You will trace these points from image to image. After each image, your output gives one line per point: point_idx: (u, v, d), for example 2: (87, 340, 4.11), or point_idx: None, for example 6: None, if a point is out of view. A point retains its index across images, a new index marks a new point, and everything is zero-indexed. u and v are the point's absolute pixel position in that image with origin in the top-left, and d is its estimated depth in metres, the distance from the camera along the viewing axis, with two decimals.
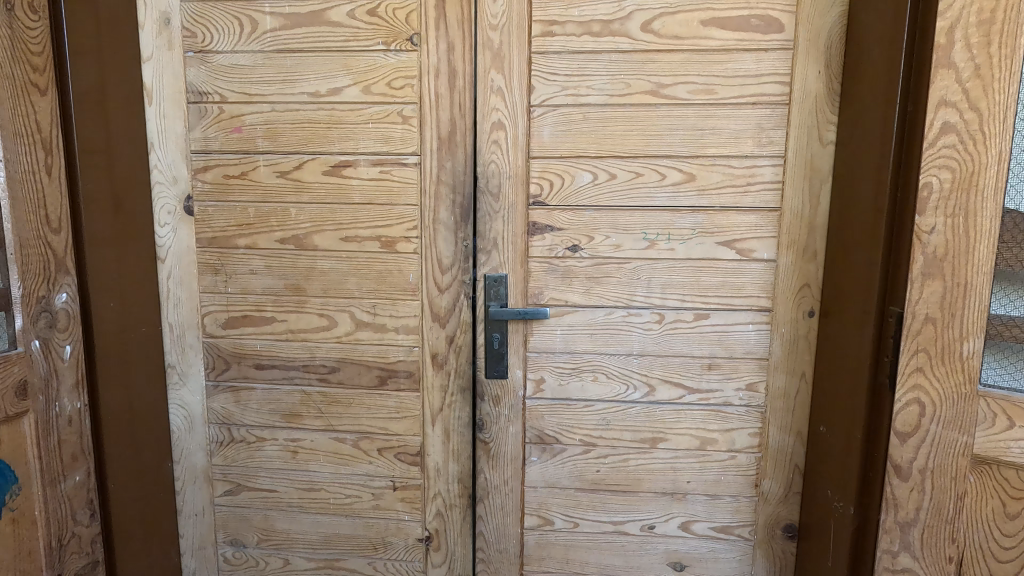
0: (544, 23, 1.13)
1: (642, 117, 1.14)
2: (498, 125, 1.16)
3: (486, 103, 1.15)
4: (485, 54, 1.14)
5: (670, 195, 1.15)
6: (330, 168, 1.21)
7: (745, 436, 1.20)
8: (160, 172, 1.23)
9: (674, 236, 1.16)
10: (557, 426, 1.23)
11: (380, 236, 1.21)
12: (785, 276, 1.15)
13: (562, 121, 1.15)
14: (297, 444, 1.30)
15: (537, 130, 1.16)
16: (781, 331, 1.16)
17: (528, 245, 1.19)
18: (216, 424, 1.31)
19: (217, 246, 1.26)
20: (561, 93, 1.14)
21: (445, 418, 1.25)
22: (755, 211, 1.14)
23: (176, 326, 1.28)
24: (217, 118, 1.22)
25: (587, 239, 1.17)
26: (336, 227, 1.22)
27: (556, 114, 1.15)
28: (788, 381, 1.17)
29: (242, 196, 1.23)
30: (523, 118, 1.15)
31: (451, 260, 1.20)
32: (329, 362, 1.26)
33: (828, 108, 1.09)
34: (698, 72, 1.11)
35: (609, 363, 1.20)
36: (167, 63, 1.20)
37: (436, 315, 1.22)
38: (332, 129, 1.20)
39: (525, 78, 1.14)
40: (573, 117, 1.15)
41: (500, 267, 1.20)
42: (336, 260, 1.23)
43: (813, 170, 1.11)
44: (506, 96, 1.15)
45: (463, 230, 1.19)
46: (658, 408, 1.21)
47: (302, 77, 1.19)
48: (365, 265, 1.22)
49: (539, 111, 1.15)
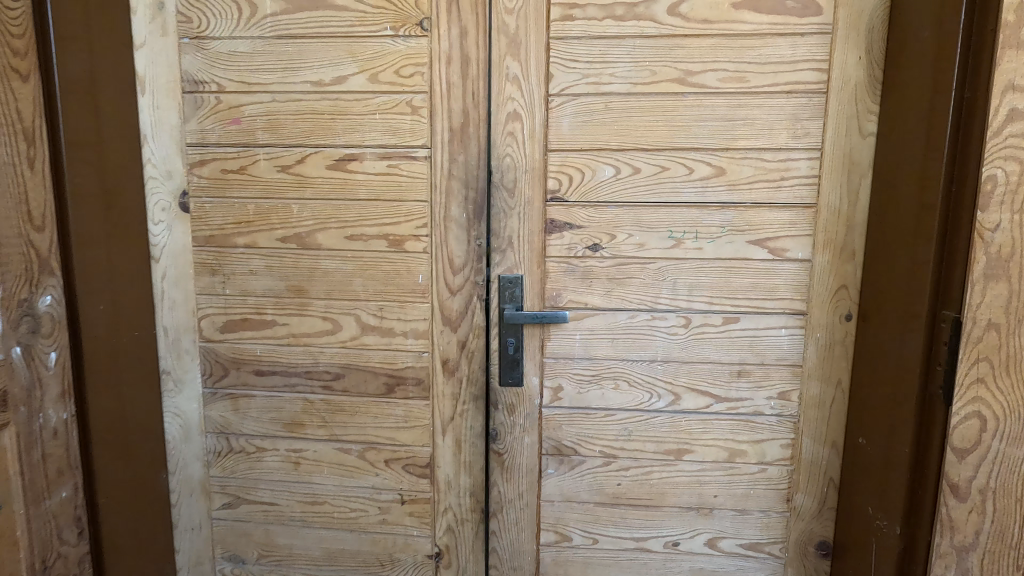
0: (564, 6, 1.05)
1: (669, 107, 1.06)
2: (513, 116, 1.09)
3: (502, 91, 1.08)
4: (500, 39, 1.07)
5: (699, 190, 1.08)
6: (335, 162, 1.13)
7: (777, 447, 1.13)
8: (154, 167, 1.16)
9: (703, 235, 1.08)
10: (575, 437, 1.16)
11: (388, 234, 1.14)
12: (821, 277, 1.07)
13: (581, 111, 1.08)
14: (299, 454, 1.22)
15: (556, 121, 1.08)
16: (816, 336, 1.09)
17: (545, 244, 1.11)
18: (214, 434, 1.24)
19: (215, 245, 1.18)
20: (581, 81, 1.07)
21: (456, 428, 1.17)
22: (789, 207, 1.07)
23: (171, 330, 1.21)
24: (214, 108, 1.15)
25: (609, 237, 1.10)
26: (342, 224, 1.15)
27: (577, 103, 1.08)
28: (823, 388, 1.10)
29: (241, 192, 1.16)
30: (542, 108, 1.08)
31: (463, 260, 1.13)
32: (333, 369, 1.19)
33: (869, 97, 1.02)
34: (729, 58, 1.04)
35: (632, 370, 1.13)
36: (162, 50, 1.13)
37: (447, 318, 1.14)
38: (336, 121, 1.12)
39: (543, 65, 1.07)
40: (593, 107, 1.07)
41: (516, 267, 1.12)
42: (341, 259, 1.15)
43: (851, 163, 1.04)
44: (523, 85, 1.08)
45: (477, 228, 1.12)
46: (684, 418, 1.14)
47: (305, 64, 1.11)
48: (372, 265, 1.15)
49: (558, 100, 1.08)
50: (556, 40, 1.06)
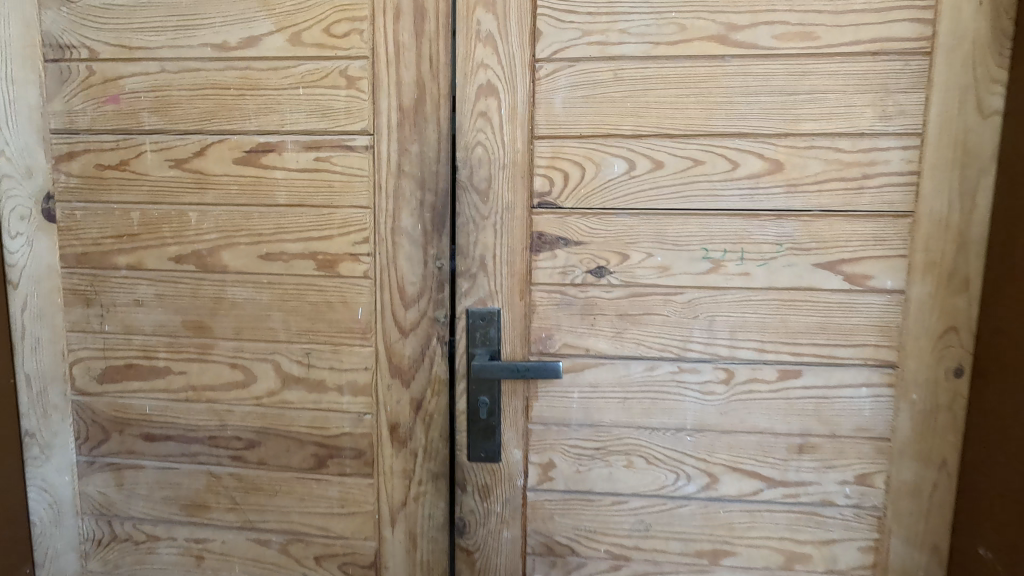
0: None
1: (704, 75, 0.76)
2: (485, 90, 0.78)
3: (470, 56, 0.78)
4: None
5: (746, 192, 0.77)
6: (244, 154, 0.83)
7: (853, 551, 0.81)
8: (8, 161, 0.86)
9: (750, 255, 0.78)
10: (572, 532, 0.84)
11: (316, 253, 0.83)
12: (920, 315, 0.76)
13: (580, 83, 0.77)
14: (201, 545, 0.91)
15: (546, 97, 0.78)
16: (911, 398, 0.77)
17: (530, 267, 0.81)
18: (92, 516, 0.93)
19: (88, 266, 0.88)
20: (580, 40, 0.77)
21: (409, 517, 0.86)
22: (874, 217, 0.76)
23: (34, 378, 0.91)
24: (85, 82, 0.85)
25: (619, 258, 0.79)
26: (254, 239, 0.84)
27: (574, 71, 0.77)
28: (920, 471, 0.78)
29: (122, 195, 0.86)
30: (525, 78, 0.78)
31: (417, 289, 0.82)
32: (245, 434, 0.88)
33: (992, 58, 0.71)
34: (789, 6, 0.74)
35: (650, 442, 0.82)
36: (16, 4, 0.84)
37: (396, 368, 0.83)
38: (246, 98, 0.82)
39: (527, 18, 0.77)
40: (597, 76, 0.77)
41: (490, 299, 0.82)
42: (254, 287, 0.85)
43: (965, 154, 0.73)
44: (498, 46, 0.77)
45: (436, 245, 0.82)
46: (723, 508, 0.82)
47: (204, 22, 0.82)
48: (295, 295, 0.84)
49: (548, 67, 0.77)
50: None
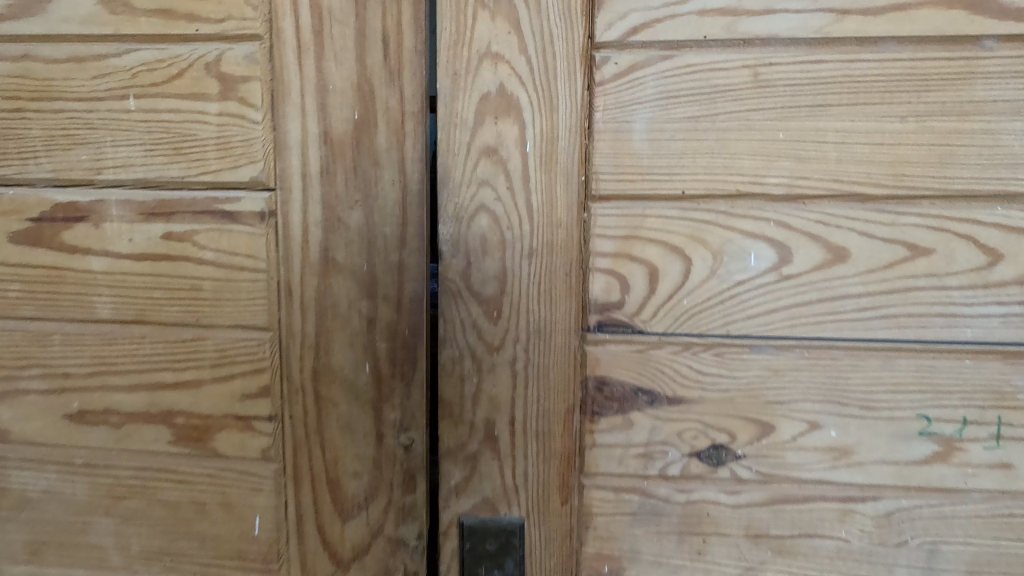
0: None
1: (938, 78, 0.37)
2: (496, 108, 0.40)
3: (466, 36, 0.39)
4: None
5: (1013, 312, 0.39)
6: (29, 225, 0.43)
7: None
8: None
9: (1013, 430, 0.40)
10: None
11: (173, 413, 0.44)
12: None
13: (684, 92, 0.39)
14: None
15: (616, 120, 0.39)
16: None
17: (581, 444, 0.43)
18: None
19: None
20: (685, 5, 0.38)
21: None
22: None
23: None
24: None
25: (753, 431, 0.42)
26: (57, 385, 0.44)
27: (673, 68, 0.38)
28: None
29: None
30: (576, 85, 0.39)
31: (366, 483, 0.43)
32: None
33: None
34: None
35: None
36: None
37: None
38: (25, 116, 0.42)
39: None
40: (718, 79, 0.38)
41: (505, 500, 0.43)
42: (62, 472, 0.45)
43: None
44: (522, 19, 0.39)
45: (401, 403, 0.42)
46: None
47: None
48: (138, 488, 0.45)
49: (620, 61, 0.39)
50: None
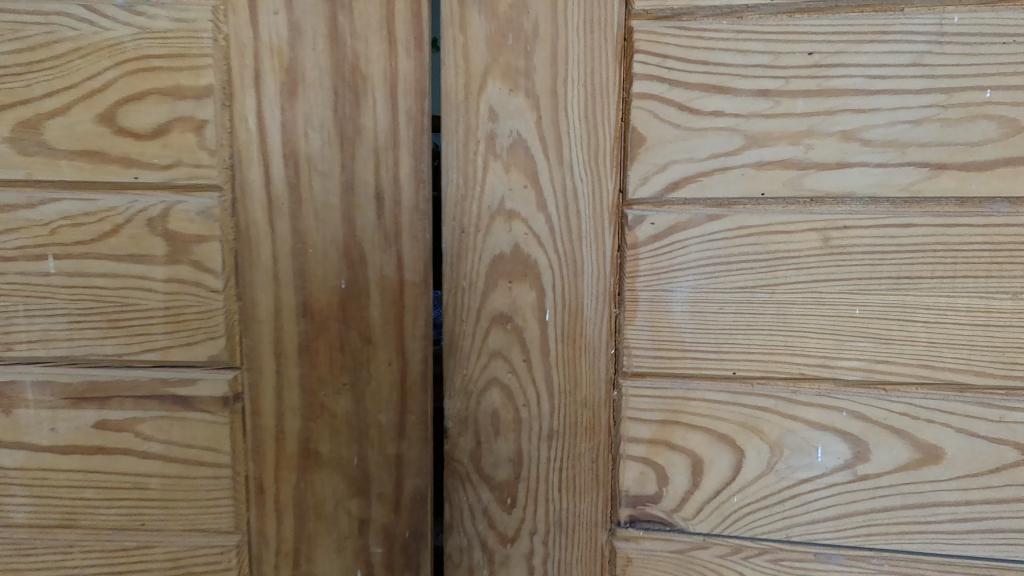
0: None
1: None
2: (510, 270, 0.33)
3: (477, 188, 0.33)
4: (468, 18, 0.31)
5: None
6: None
7: None
8: None
9: None
10: None
11: None
12: None
13: (738, 257, 0.33)
14: None
15: (649, 293, 0.33)
16: None
17: None
18: None
19: None
20: (737, 156, 0.32)
21: None
22: None
23: None
24: None
25: None
26: None
27: (725, 231, 0.32)
28: None
29: None
30: (604, 248, 0.33)
31: None
32: None
33: None
34: None
35: None
36: None
37: None
38: None
39: (612, 115, 0.32)
40: (778, 241, 0.32)
41: None
42: None
43: None
44: (541, 172, 0.32)
45: None
46: None
47: None
48: None
49: (658, 223, 0.33)
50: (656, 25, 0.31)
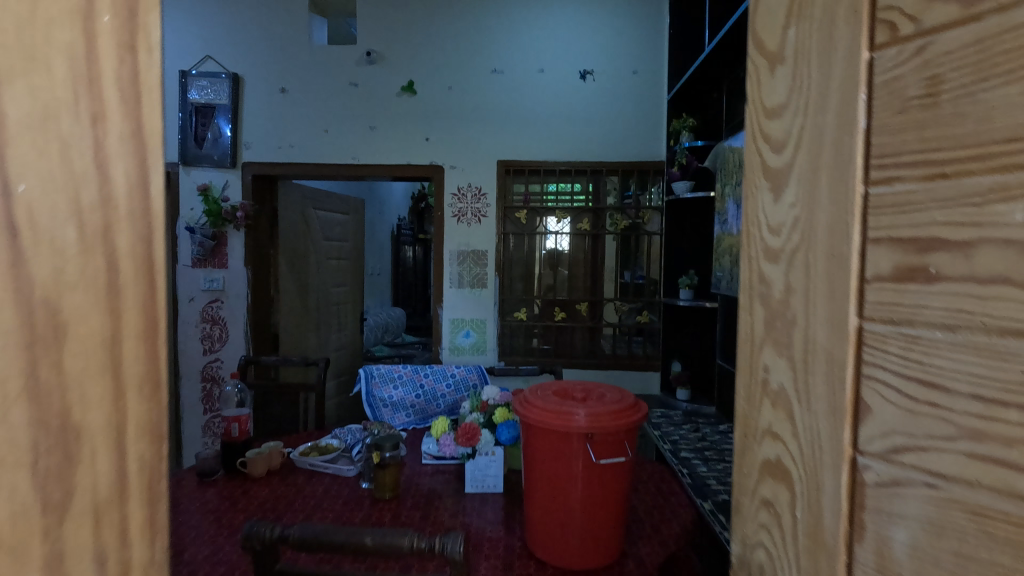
0: (909, 235, 0.24)
1: None
2: (773, 479, 0.32)
3: (756, 375, 0.34)
4: (754, 306, 0.34)
5: None
6: None
7: None
8: None
9: None
10: None
11: None
12: None
13: (946, 535, 0.23)
14: None
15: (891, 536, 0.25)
16: None
17: None
18: None
19: None
20: (942, 441, 0.23)
21: None
22: None
23: None
24: None
25: None
26: None
27: (932, 501, 0.24)
28: None
29: None
30: (831, 482, 0.28)
31: None
32: None
33: None
34: None
35: None
36: None
37: None
38: None
39: (846, 308, 0.27)
40: (987, 531, 0.22)
41: None
42: None
43: None
44: (795, 407, 0.30)
45: None
46: None
47: None
48: None
49: (881, 467, 0.26)
50: (875, 225, 0.26)
